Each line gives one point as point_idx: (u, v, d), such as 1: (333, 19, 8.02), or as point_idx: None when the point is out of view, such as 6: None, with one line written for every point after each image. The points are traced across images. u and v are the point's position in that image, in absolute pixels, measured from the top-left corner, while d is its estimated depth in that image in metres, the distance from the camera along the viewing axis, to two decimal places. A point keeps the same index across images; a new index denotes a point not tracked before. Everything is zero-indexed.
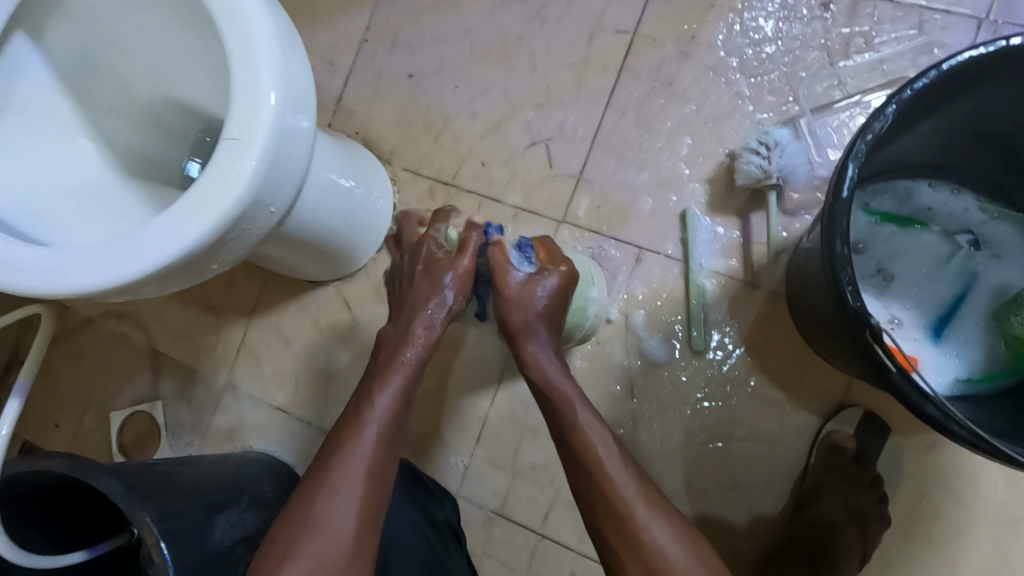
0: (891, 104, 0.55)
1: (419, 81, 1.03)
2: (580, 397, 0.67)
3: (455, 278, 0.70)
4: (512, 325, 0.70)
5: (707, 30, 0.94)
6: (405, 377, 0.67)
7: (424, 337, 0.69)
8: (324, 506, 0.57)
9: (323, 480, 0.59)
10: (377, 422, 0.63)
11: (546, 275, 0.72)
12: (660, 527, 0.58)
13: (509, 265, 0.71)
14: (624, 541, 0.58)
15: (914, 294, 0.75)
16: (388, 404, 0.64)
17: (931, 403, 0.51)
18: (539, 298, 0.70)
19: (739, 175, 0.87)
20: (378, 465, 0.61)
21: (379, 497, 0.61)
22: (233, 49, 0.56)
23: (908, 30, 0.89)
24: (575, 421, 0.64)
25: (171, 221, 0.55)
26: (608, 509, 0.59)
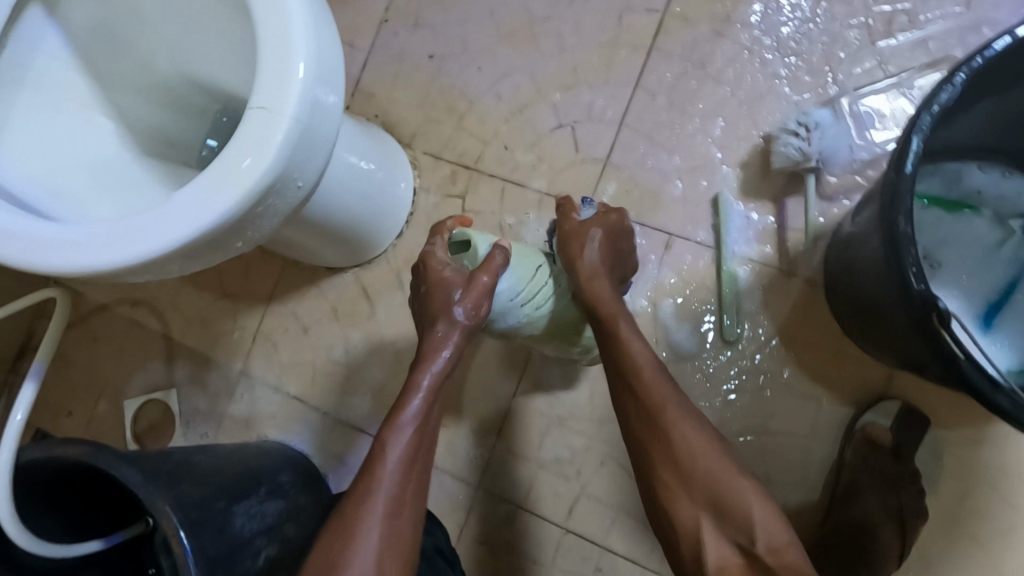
0: (959, 74, 0.54)
1: (441, 62, 1.00)
2: (636, 336, 0.68)
3: (459, 300, 0.63)
4: (583, 278, 0.69)
5: (742, 8, 0.91)
6: (423, 405, 0.63)
7: (442, 362, 0.65)
8: (352, 546, 0.57)
9: (349, 519, 0.58)
10: (399, 453, 0.61)
11: (600, 217, 0.72)
12: (703, 446, 0.62)
13: (573, 207, 0.74)
14: (663, 448, 0.63)
15: (962, 282, 0.72)
16: (409, 435, 0.62)
17: (1001, 393, 0.49)
18: (593, 239, 0.70)
19: (777, 158, 0.84)
20: (400, 502, 0.60)
21: (408, 531, 0.60)
22: (264, 15, 0.54)
23: (954, 8, 0.85)
24: (635, 359, 0.66)
25: (196, 196, 0.52)
26: (647, 417, 0.64)
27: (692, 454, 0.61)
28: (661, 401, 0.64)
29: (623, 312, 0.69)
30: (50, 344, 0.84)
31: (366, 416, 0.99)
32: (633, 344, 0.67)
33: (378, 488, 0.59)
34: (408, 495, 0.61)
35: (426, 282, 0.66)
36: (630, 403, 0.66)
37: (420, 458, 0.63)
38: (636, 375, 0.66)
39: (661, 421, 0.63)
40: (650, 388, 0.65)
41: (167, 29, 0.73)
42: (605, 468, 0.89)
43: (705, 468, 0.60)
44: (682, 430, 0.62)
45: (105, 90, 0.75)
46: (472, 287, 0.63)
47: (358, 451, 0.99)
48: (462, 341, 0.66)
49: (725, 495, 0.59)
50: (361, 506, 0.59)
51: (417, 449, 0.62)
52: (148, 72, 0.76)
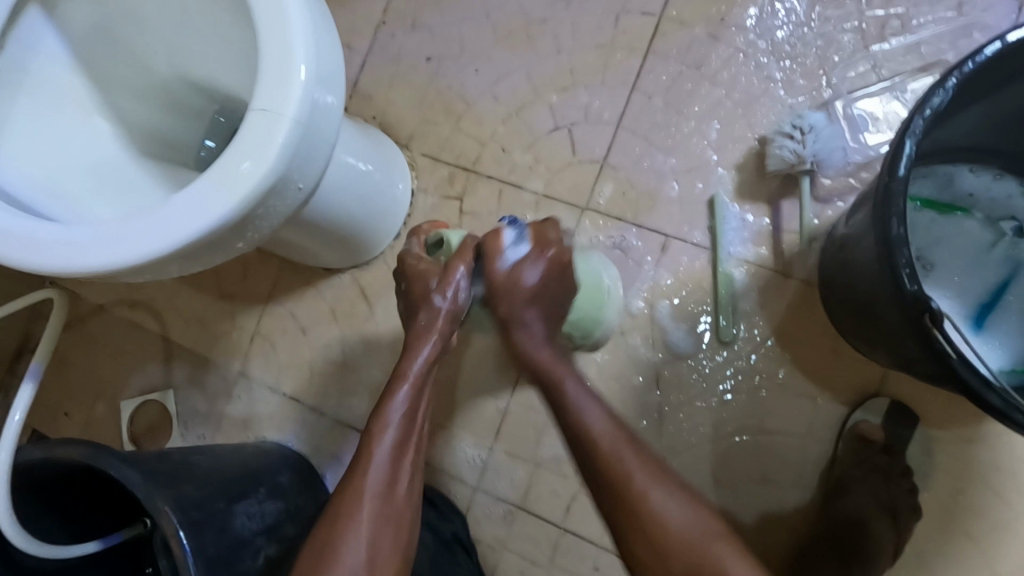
0: (951, 78, 0.55)
1: (439, 64, 1.01)
2: (579, 383, 0.63)
3: (436, 287, 0.64)
4: (500, 315, 0.65)
5: (737, 12, 0.92)
6: (411, 393, 0.63)
7: (428, 347, 0.64)
8: (342, 533, 0.57)
9: (338, 511, 0.59)
10: (388, 443, 0.61)
11: (531, 261, 0.65)
12: (677, 514, 0.56)
13: (500, 250, 0.65)
14: (640, 526, 0.56)
15: (955, 283, 0.73)
16: (397, 422, 0.62)
17: (992, 391, 0.50)
18: (528, 281, 0.64)
19: (772, 161, 0.85)
20: (390, 490, 0.60)
21: (400, 517, 0.60)
22: (265, 17, 0.54)
23: (946, 12, 0.87)
24: (588, 426, 0.60)
25: (196, 197, 0.52)
26: (620, 500, 0.57)
27: (665, 528, 0.55)
28: (623, 467, 0.58)
29: (562, 367, 0.64)
30: (48, 345, 0.85)
31: (364, 417, 1.00)
32: (571, 390, 0.63)
33: (367, 477, 0.59)
34: (399, 480, 0.61)
35: (407, 275, 0.67)
36: (585, 470, 0.60)
37: (410, 445, 0.62)
38: (588, 433, 0.60)
39: (629, 493, 0.57)
40: (613, 458, 0.59)
41: (166, 31, 0.74)
42: None
43: (682, 549, 0.55)
44: (656, 500, 0.56)
45: (103, 91, 0.75)
46: (448, 275, 0.64)
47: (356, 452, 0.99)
48: (449, 324, 0.65)
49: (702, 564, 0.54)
50: (349, 496, 0.59)
51: (406, 438, 0.62)
52: (147, 74, 0.76)
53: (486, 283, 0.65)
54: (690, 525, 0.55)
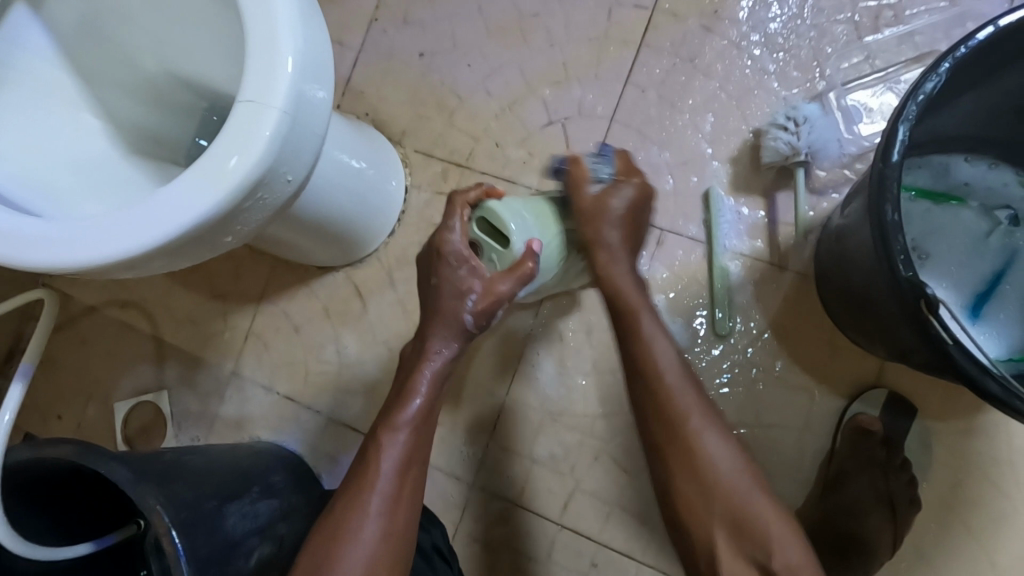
0: (944, 63, 0.55)
1: (431, 60, 1.00)
2: (648, 310, 0.69)
3: (471, 309, 0.64)
4: (586, 237, 0.69)
5: (730, 4, 0.91)
6: (419, 409, 0.64)
7: (439, 361, 0.66)
8: (345, 546, 0.58)
9: (341, 519, 0.59)
10: (394, 458, 0.62)
11: (619, 186, 0.70)
12: (726, 459, 0.63)
13: (585, 178, 0.69)
14: (682, 458, 0.63)
15: (952, 273, 0.72)
16: (403, 438, 0.63)
17: (989, 376, 0.50)
18: (616, 207, 0.69)
19: (767, 152, 0.84)
20: (393, 503, 0.61)
21: (403, 531, 0.61)
22: (251, 8, 0.53)
23: (939, 3, 0.86)
24: (656, 362, 0.66)
25: (181, 191, 0.51)
26: (672, 437, 0.64)
27: (712, 467, 0.62)
28: (681, 411, 0.64)
29: (645, 306, 0.69)
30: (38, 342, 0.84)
31: (359, 415, 0.99)
32: (652, 339, 0.67)
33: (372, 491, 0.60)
34: (403, 492, 0.62)
35: (438, 274, 0.65)
36: (648, 409, 0.66)
37: (415, 460, 0.63)
38: (650, 365, 0.67)
39: (683, 436, 0.64)
40: (678, 415, 0.64)
41: (156, 27, 0.73)
42: (600, 464, 0.89)
43: (728, 486, 0.62)
44: (705, 442, 0.63)
45: (92, 87, 0.74)
46: (490, 309, 0.64)
47: (351, 451, 0.98)
48: (462, 345, 0.67)
49: (733, 505, 0.61)
50: (352, 508, 0.60)
51: (412, 453, 0.63)
52: (135, 70, 0.76)
53: (577, 211, 0.69)
54: (727, 468, 0.62)
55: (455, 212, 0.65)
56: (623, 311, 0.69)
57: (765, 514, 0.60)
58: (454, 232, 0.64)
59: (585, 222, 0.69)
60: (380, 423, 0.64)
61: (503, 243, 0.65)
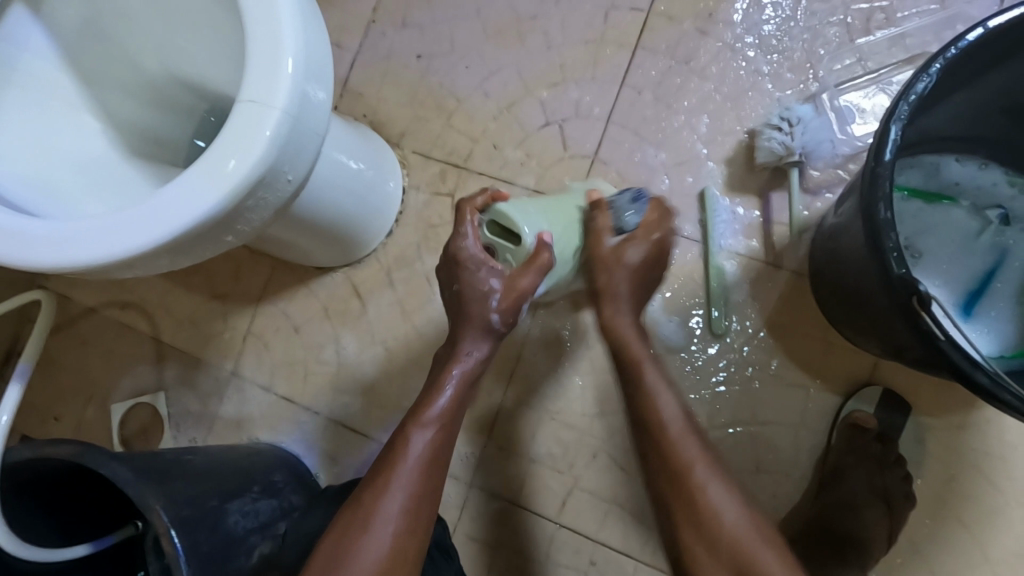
0: (935, 64, 0.56)
1: (429, 62, 1.01)
2: (653, 367, 0.68)
3: (497, 308, 0.67)
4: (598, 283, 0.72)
5: (724, 7, 0.93)
6: (448, 408, 0.65)
7: (470, 362, 0.68)
8: (364, 535, 0.57)
9: (361, 512, 0.59)
10: (420, 454, 0.62)
11: (636, 241, 0.71)
12: (732, 511, 0.59)
13: (606, 226, 0.72)
14: (687, 511, 0.60)
15: (944, 271, 0.73)
16: (429, 432, 0.63)
17: (980, 370, 0.51)
18: (629, 258, 0.71)
19: (761, 153, 0.86)
20: (416, 495, 0.60)
21: (421, 526, 0.60)
22: (252, 8, 0.53)
23: (930, 5, 0.88)
24: (660, 415, 0.64)
25: (184, 190, 0.51)
26: (674, 487, 0.61)
27: (719, 523, 0.58)
28: (687, 465, 0.61)
29: (651, 360, 0.69)
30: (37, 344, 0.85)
31: (358, 415, 0.99)
32: (658, 395, 0.66)
33: (395, 484, 0.60)
34: (427, 487, 0.61)
35: (461, 279, 0.68)
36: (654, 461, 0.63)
37: (440, 456, 0.63)
38: (653, 416, 0.65)
39: (689, 490, 0.60)
40: (683, 469, 0.61)
41: (155, 28, 0.74)
42: (598, 462, 0.90)
43: (735, 542, 0.57)
44: (710, 494, 0.59)
45: (91, 87, 0.75)
46: (515, 307, 0.68)
47: (350, 450, 0.99)
48: (493, 346, 0.70)
49: (740, 555, 0.57)
50: (373, 501, 0.59)
51: (437, 449, 0.63)
52: (135, 70, 0.76)
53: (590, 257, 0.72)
54: (732, 520, 0.58)
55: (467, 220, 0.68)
56: (630, 366, 0.68)
57: (775, 566, 0.56)
58: (469, 238, 0.67)
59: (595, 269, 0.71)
60: (407, 418, 0.65)
61: (515, 241, 0.69)
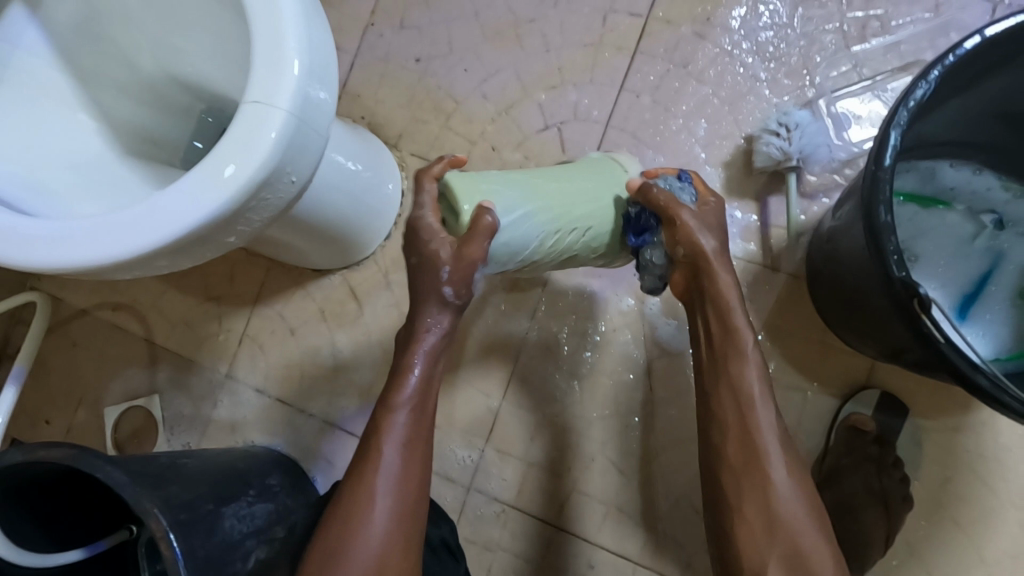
0: (934, 70, 0.56)
1: (428, 64, 1.01)
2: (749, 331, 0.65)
3: (448, 279, 0.62)
4: (694, 248, 0.65)
5: (722, 12, 0.93)
6: (417, 389, 0.62)
7: (432, 338, 0.64)
8: (352, 536, 0.57)
9: (351, 508, 0.58)
10: (396, 442, 0.60)
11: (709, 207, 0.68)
12: (791, 496, 0.59)
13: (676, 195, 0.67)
14: (750, 490, 0.60)
15: (939, 275, 0.74)
16: (403, 420, 0.61)
17: (980, 373, 0.51)
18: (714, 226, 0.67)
19: (759, 157, 0.86)
20: (402, 490, 0.59)
21: (412, 522, 0.60)
22: (256, 9, 0.53)
23: (924, 13, 0.89)
24: (747, 388, 0.62)
25: (186, 190, 0.51)
26: (744, 467, 0.60)
27: (774, 504, 0.59)
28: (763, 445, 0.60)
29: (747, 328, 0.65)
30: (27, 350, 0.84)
31: (355, 417, 0.99)
32: (745, 372, 0.63)
33: (378, 478, 0.59)
34: (411, 480, 0.60)
35: (417, 252, 0.63)
36: (731, 432, 0.62)
37: (418, 444, 0.61)
38: (735, 389, 0.63)
39: (757, 467, 0.60)
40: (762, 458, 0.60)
41: (153, 26, 0.73)
42: (597, 465, 0.90)
43: (791, 527, 0.58)
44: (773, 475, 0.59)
45: (87, 86, 0.74)
46: (466, 275, 0.62)
47: (347, 453, 0.98)
48: (453, 319, 0.65)
49: (795, 541, 0.58)
50: (359, 497, 0.59)
51: (413, 436, 0.61)
52: (131, 69, 0.76)
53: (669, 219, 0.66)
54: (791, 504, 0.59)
55: (425, 195, 0.64)
56: (722, 328, 0.65)
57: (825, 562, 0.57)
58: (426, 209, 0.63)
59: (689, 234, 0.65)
60: (378, 408, 0.63)
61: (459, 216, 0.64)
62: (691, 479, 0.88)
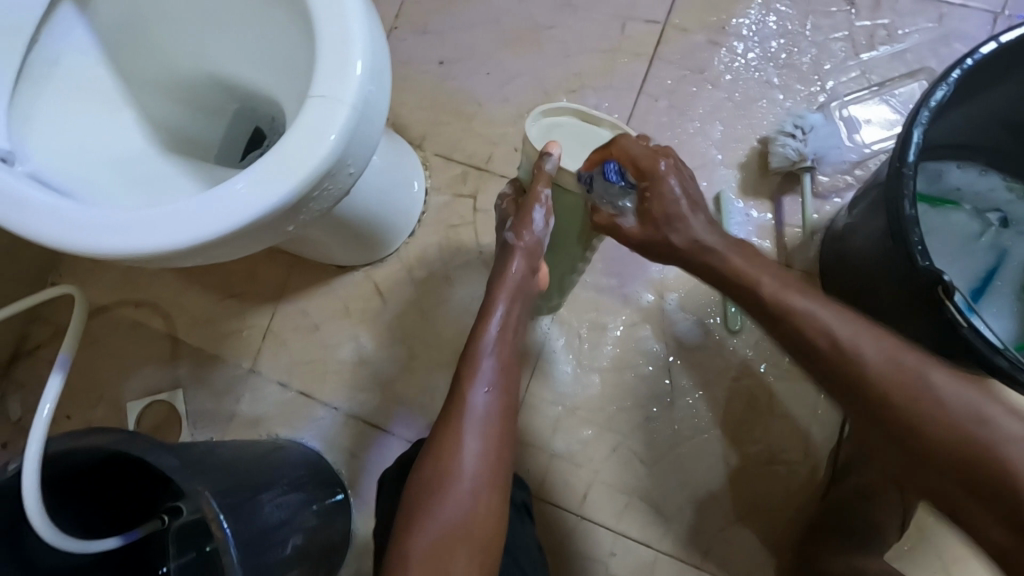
0: (953, 73, 0.61)
1: (451, 67, 1.04)
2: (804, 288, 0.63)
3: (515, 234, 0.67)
4: (663, 244, 0.69)
5: (735, 21, 0.98)
6: (499, 333, 0.66)
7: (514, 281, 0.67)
8: (450, 467, 0.58)
9: (440, 444, 0.60)
10: (483, 383, 0.63)
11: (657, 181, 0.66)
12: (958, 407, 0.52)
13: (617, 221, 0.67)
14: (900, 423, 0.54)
15: (950, 269, 0.78)
16: (490, 363, 0.64)
17: (1001, 355, 0.55)
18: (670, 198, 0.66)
19: (775, 158, 0.90)
20: (491, 425, 0.61)
21: (500, 454, 0.61)
22: (323, 11, 0.56)
23: (928, 23, 0.94)
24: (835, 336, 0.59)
25: (256, 179, 0.53)
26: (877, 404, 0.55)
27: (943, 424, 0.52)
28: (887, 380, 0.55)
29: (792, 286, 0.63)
30: (78, 322, 0.75)
31: (380, 411, 1.00)
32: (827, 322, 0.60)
33: (465, 413, 0.61)
34: (498, 416, 0.62)
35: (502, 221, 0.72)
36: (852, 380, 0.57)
37: (504, 384, 0.64)
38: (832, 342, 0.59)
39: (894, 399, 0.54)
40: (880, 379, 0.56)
41: (198, 27, 0.76)
42: (618, 455, 0.92)
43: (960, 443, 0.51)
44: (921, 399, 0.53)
45: (129, 83, 0.76)
46: (532, 222, 0.66)
47: (371, 446, 0.99)
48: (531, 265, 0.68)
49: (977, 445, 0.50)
50: (447, 436, 0.60)
51: (499, 377, 0.64)
52: (170, 70, 0.79)
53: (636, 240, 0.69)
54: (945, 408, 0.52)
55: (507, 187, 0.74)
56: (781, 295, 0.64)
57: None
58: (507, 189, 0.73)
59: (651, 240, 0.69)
60: (464, 356, 0.65)
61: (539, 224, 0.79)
62: (709, 468, 0.91)
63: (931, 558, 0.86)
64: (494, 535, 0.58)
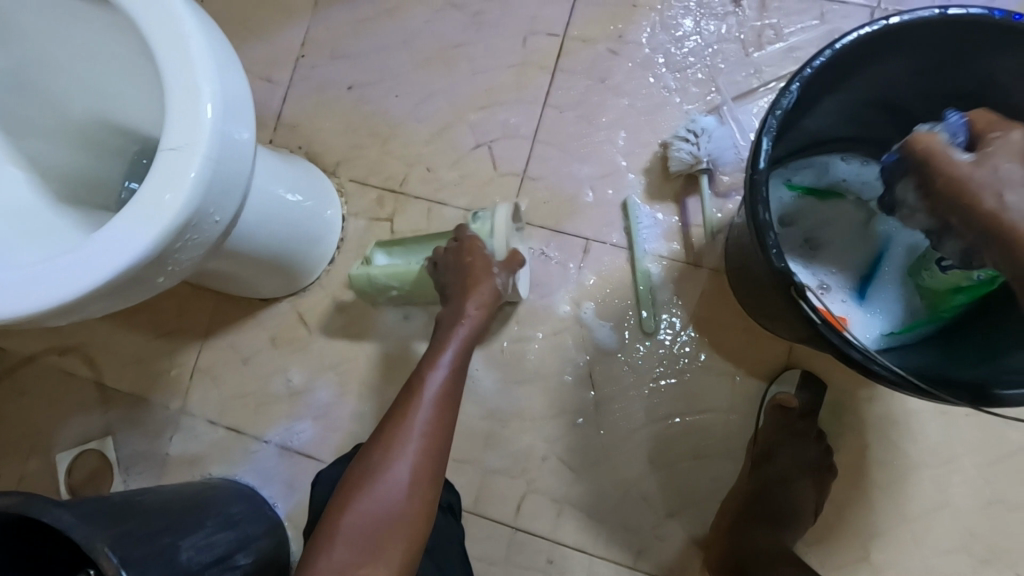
0: (795, 83, 0.63)
1: (361, 92, 1.05)
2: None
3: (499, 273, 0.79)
4: (955, 190, 0.55)
5: (633, 29, 1.00)
6: (459, 349, 0.71)
7: (469, 324, 0.73)
8: (390, 461, 0.61)
9: (389, 436, 0.62)
10: (433, 394, 0.66)
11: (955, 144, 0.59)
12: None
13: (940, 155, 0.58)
14: None
15: (840, 260, 0.82)
16: (444, 374, 0.68)
17: (852, 346, 0.57)
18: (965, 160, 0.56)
19: (673, 162, 0.92)
20: (436, 425, 0.64)
21: (439, 455, 0.63)
22: (166, 60, 0.56)
23: (812, 21, 0.97)
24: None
25: (119, 228, 0.54)
26: None
27: None
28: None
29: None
30: None
31: (313, 440, 1.00)
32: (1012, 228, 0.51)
33: (415, 416, 0.64)
34: (443, 421, 0.65)
35: (471, 255, 0.78)
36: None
37: (454, 403, 0.67)
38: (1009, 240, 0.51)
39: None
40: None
41: (76, 74, 0.75)
42: (549, 464, 0.94)
43: None
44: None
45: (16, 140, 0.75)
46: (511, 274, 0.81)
47: (307, 476, 0.99)
48: (486, 311, 0.76)
49: None
50: (397, 430, 0.63)
51: (450, 391, 0.67)
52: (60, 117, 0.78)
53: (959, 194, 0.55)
54: None
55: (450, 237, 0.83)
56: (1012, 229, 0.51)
57: None
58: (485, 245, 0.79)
59: (960, 181, 0.55)
60: (422, 362, 0.70)
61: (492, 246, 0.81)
62: (638, 469, 0.93)
63: (850, 535, 0.89)
64: (419, 536, 0.60)
